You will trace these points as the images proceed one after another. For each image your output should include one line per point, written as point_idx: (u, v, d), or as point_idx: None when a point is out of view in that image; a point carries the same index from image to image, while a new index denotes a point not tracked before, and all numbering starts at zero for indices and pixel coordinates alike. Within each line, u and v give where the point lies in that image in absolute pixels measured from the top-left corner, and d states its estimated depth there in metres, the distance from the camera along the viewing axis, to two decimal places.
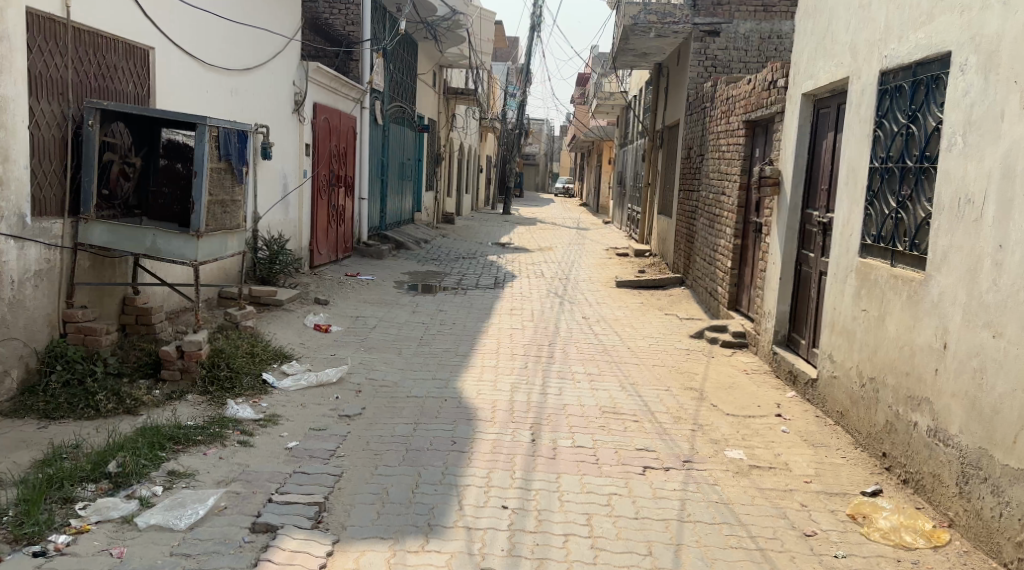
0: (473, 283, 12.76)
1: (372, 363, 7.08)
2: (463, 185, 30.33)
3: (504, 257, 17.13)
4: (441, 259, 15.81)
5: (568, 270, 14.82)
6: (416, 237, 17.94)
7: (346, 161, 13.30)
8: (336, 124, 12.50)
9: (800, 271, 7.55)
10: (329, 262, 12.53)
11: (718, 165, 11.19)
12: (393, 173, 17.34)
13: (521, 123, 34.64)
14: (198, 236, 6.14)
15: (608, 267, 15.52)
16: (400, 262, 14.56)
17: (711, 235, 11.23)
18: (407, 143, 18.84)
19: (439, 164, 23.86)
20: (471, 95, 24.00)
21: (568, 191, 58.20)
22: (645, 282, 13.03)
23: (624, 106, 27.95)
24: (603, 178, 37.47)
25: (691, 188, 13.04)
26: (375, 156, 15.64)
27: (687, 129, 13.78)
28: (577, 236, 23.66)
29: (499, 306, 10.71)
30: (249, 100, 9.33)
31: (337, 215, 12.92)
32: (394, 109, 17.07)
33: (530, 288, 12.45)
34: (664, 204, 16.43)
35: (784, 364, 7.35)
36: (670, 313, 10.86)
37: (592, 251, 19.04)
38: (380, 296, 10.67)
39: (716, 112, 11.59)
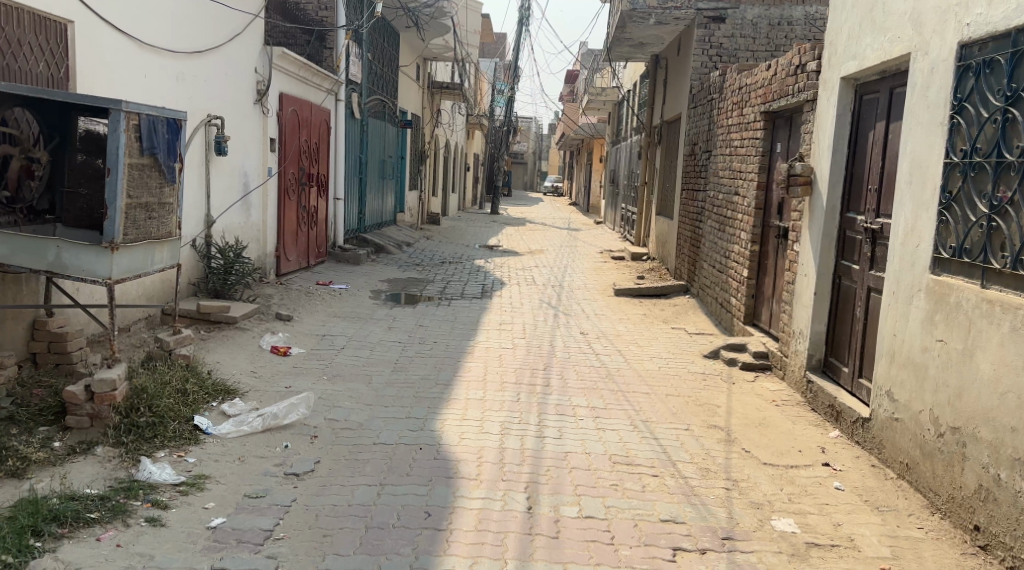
0: (458, 292, 11.61)
1: (336, 397, 5.94)
2: (449, 184, 29.12)
3: (492, 261, 15.98)
4: (424, 264, 14.64)
5: (561, 277, 13.66)
6: (398, 239, 16.76)
7: (318, 158, 12.11)
8: (305, 116, 11.31)
9: (840, 285, 6.44)
10: (299, 269, 11.33)
11: (729, 163, 10.08)
12: (372, 172, 16.16)
13: (509, 120, 33.45)
14: (112, 248, 4.98)
15: (605, 272, 14.38)
16: (379, 268, 13.38)
17: (722, 240, 10.12)
18: (389, 140, 17.66)
19: (423, 162, 22.66)
20: (456, 89, 22.82)
21: (557, 189, 57.08)
22: (647, 290, 11.90)
23: (617, 101, 26.80)
24: (594, 177, 36.33)
25: (696, 188, 11.95)
26: (352, 154, 14.46)
27: (690, 125, 12.69)
28: (569, 237, 22.54)
29: (488, 319, 9.57)
30: (201, 87, 8.14)
31: (308, 218, 11.73)
32: (374, 102, 15.90)
33: (521, 298, 11.30)
34: (663, 205, 15.32)
35: (824, 396, 6.24)
36: (677, 326, 9.75)
37: (586, 254, 17.89)
38: (353, 308, 9.51)
39: (726, 104, 10.47)
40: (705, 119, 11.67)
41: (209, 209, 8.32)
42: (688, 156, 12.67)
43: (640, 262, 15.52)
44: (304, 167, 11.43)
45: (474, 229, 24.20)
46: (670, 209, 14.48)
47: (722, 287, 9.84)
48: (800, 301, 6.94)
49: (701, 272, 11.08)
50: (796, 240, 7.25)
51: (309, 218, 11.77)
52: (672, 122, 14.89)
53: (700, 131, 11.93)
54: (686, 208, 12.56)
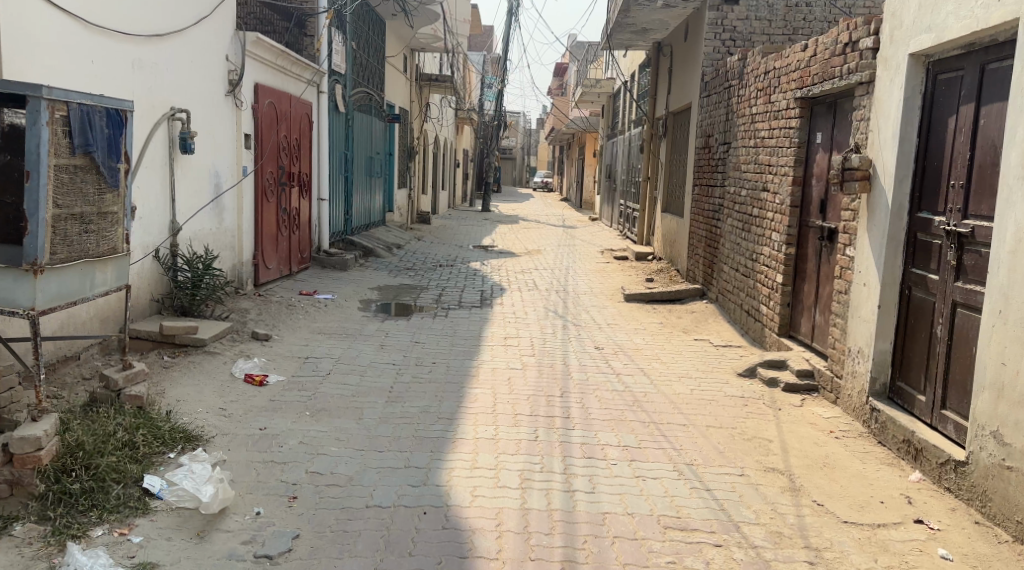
0: (456, 301, 10.66)
1: (323, 440, 4.98)
2: (439, 181, 28.11)
3: (487, 263, 15.03)
4: (417, 268, 13.67)
5: (564, 281, 12.72)
6: (388, 242, 15.78)
7: (299, 156, 11.13)
8: (285, 110, 10.33)
9: (911, 297, 5.52)
10: (280, 278, 10.34)
11: (753, 157, 9.15)
12: (359, 170, 15.17)
13: (500, 115, 32.47)
14: (36, 271, 4.03)
15: (609, 274, 13.45)
16: (369, 274, 12.40)
17: (746, 242, 9.19)
18: (376, 136, 16.67)
19: (412, 159, 21.67)
20: (446, 82, 21.85)
21: (546, 186, 56.19)
22: (661, 295, 10.97)
23: (612, 94, 25.85)
24: (588, 172, 35.40)
25: (712, 183, 11.02)
26: (337, 151, 13.47)
27: (701, 115, 11.77)
28: (565, 235, 21.63)
29: (490, 332, 8.62)
30: (164, 76, 7.15)
31: (289, 222, 10.74)
32: (360, 96, 14.92)
33: (524, 306, 10.36)
34: (671, 202, 14.40)
35: (897, 429, 5.32)
36: (700, 337, 8.83)
37: (587, 254, 16.94)
38: (342, 322, 8.55)
39: (749, 91, 9.53)
40: (722, 108, 10.73)
41: (175, 214, 7.35)
42: (701, 149, 11.74)
43: (646, 263, 14.59)
44: (284, 167, 10.44)
45: (466, 229, 23.22)
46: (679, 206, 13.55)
47: (748, 293, 8.92)
48: (858, 314, 6.02)
49: (720, 276, 10.17)
50: (849, 243, 6.33)
51: (290, 222, 10.77)
52: (681, 113, 13.95)
53: (715, 123, 11.00)
54: (699, 205, 11.65)
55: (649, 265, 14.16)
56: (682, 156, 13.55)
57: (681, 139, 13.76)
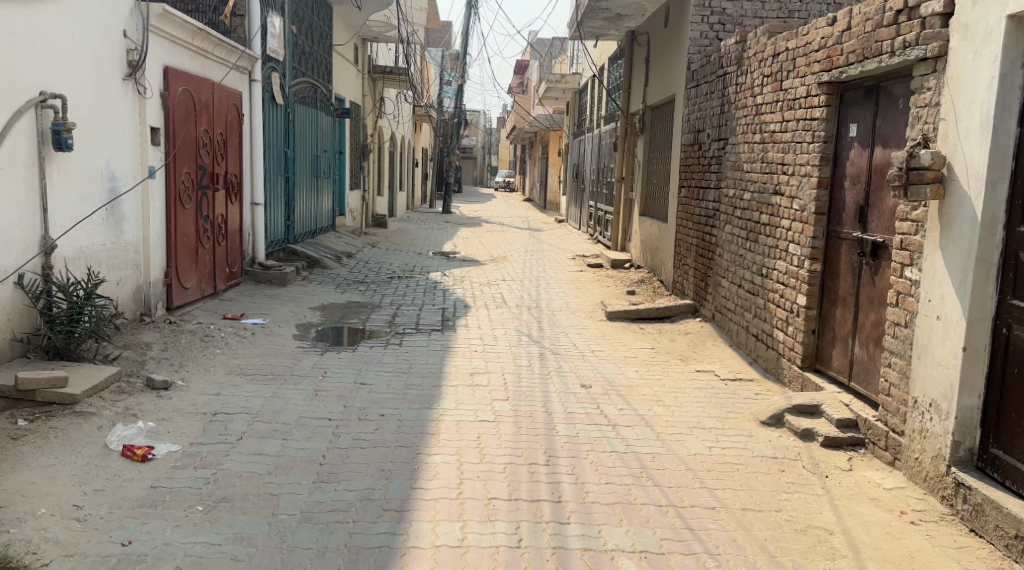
0: (412, 323, 9.17)
1: (214, 560, 3.72)
2: (397, 182, 26.59)
3: (448, 273, 13.55)
4: (368, 281, 12.16)
5: (535, 297, 11.31)
6: (337, 250, 14.26)
7: (224, 154, 9.69)
8: (201, 100, 8.88)
9: (1013, 340, 4.15)
10: (199, 297, 8.97)
11: (757, 156, 7.83)
12: (301, 171, 13.73)
13: (459, 112, 30.97)
14: None
15: (585, 288, 12.05)
16: (313, 291, 10.85)
17: (749, 253, 7.85)
18: (323, 133, 15.21)
19: (366, 158, 20.15)
20: (401, 75, 20.31)
21: (509, 185, 54.79)
22: (648, 313, 9.60)
23: (578, 90, 24.50)
24: (552, 172, 34.01)
25: (701, 185, 9.68)
26: (274, 149, 12.05)
27: (688, 107, 10.42)
28: (532, 239, 20.21)
29: (452, 366, 7.16)
30: (30, 52, 5.61)
31: (210, 231, 9.33)
32: (301, 88, 13.58)
33: (492, 329, 8.92)
34: (651, 204, 13.04)
35: (1003, 520, 3.99)
36: (701, 367, 7.45)
37: (557, 262, 15.53)
38: (271, 359, 7.04)
39: (750, 78, 8.19)
40: (713, 99, 9.39)
41: (47, 228, 5.82)
42: (687, 146, 10.40)
43: (624, 273, 13.21)
44: (202, 167, 9.02)
45: (424, 233, 21.71)
46: (661, 209, 12.18)
47: (755, 315, 7.59)
48: (927, 355, 4.63)
49: (717, 291, 8.83)
50: (908, 261, 4.96)
51: (211, 232, 9.37)
52: (662, 106, 12.57)
53: (705, 116, 9.65)
54: (686, 209, 10.31)
55: (628, 276, 12.78)
56: (665, 154, 12.18)
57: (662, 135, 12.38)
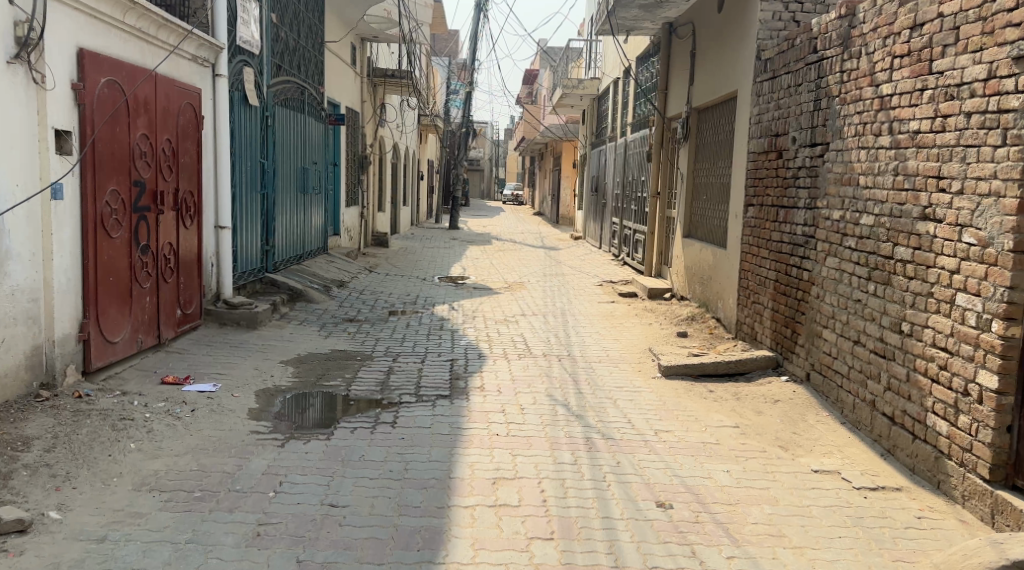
0: (412, 383, 7.06)
1: None
2: (399, 195, 24.50)
3: (456, 305, 11.45)
4: (361, 319, 10.06)
5: (565, 340, 9.17)
6: (327, 277, 12.13)
7: (172, 165, 7.63)
8: (137, 96, 6.81)
9: None
10: (134, 353, 6.91)
11: (885, 166, 5.70)
12: (284, 185, 11.63)
13: (466, 120, 28.88)
14: None
15: (623, 328, 9.94)
16: (289, 336, 8.72)
17: (877, 301, 5.72)
18: (311, 141, 13.12)
19: (365, 170, 18.06)
20: (404, 78, 18.28)
21: (517, 198, 52.76)
22: (716, 370, 7.42)
23: (597, 96, 22.40)
24: (566, 185, 31.95)
25: (783, 203, 7.53)
26: (248, 160, 9.97)
27: (759, 105, 8.28)
28: (550, 261, 18.13)
29: (465, 465, 5.04)
30: None
31: (154, 264, 7.25)
32: (283, 87, 11.50)
33: (516, 393, 6.77)
34: (700, 225, 10.85)
35: None
36: (813, 463, 5.33)
37: (581, 289, 13.37)
38: (208, 459, 4.94)
39: (869, 61, 6.06)
40: (801, 94, 7.26)
41: None
42: (757, 156, 8.27)
43: (666, 306, 11.04)
44: (141, 182, 6.95)
45: (429, 253, 19.58)
46: (716, 232, 10.02)
47: (891, 388, 5.46)
48: None
49: (815, 345, 6.69)
50: None
51: (156, 265, 7.29)
52: (716, 107, 10.43)
53: (788, 115, 7.52)
54: (757, 234, 8.15)
55: (672, 312, 10.62)
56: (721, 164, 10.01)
57: (715, 142, 10.26)
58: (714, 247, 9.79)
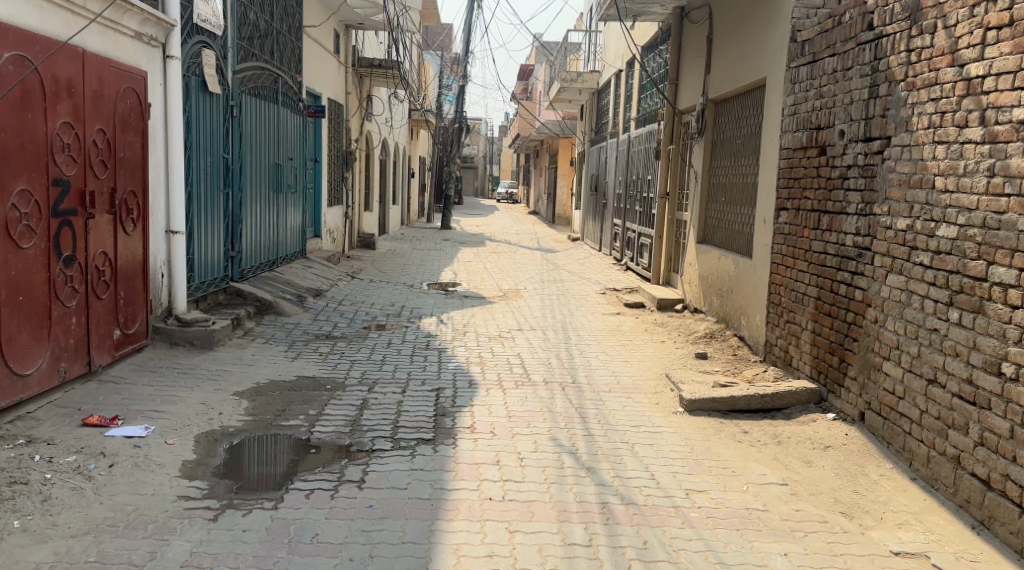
0: (390, 420, 5.96)
1: None
2: (388, 194, 23.38)
3: (444, 318, 10.32)
4: (336, 334, 8.94)
5: (568, 361, 8.04)
6: (302, 285, 10.96)
7: (107, 160, 6.52)
8: (53, 74, 5.69)
9: None
10: (54, 386, 5.81)
11: (977, 166, 4.63)
12: (254, 183, 10.47)
13: (459, 116, 27.74)
14: None
15: (631, 346, 8.83)
16: (250, 358, 7.57)
17: (964, 334, 4.61)
18: (287, 135, 11.96)
19: (350, 167, 16.89)
20: (392, 70, 17.15)
21: (511, 197, 51.72)
22: (748, 405, 6.29)
23: (597, 90, 21.27)
24: (562, 183, 30.87)
25: (828, 208, 6.41)
26: (209, 155, 8.82)
27: (793, 95, 7.17)
28: (547, 264, 17.03)
29: (449, 549, 3.94)
30: None
31: (82, 277, 6.13)
32: (253, 75, 10.35)
33: (512, 435, 5.63)
34: (716, 230, 9.71)
35: None
36: (886, 542, 4.25)
37: (582, 298, 12.27)
38: (114, 544, 3.83)
39: (948, 36, 4.95)
40: (850, 80, 6.15)
41: None
42: (792, 153, 7.15)
43: (679, 320, 9.90)
44: (64, 180, 5.85)
45: (418, 255, 18.41)
46: (737, 239, 8.89)
47: (985, 445, 4.38)
48: None
49: (873, 380, 5.56)
50: None
51: (86, 277, 6.16)
52: (736, 98, 9.32)
53: (833, 103, 6.40)
54: (793, 244, 7.02)
55: (686, 328, 9.48)
56: (743, 163, 8.89)
57: (736, 137, 9.15)
58: (735, 256, 8.65)
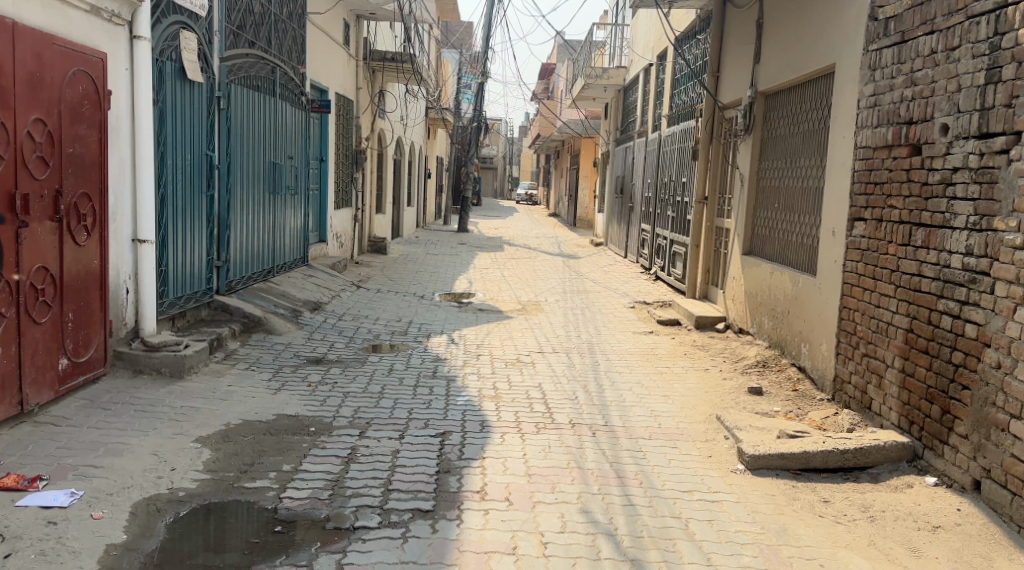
0: (389, 477, 4.88)
1: None
2: (403, 196, 22.30)
3: (457, 337, 9.18)
4: (332, 358, 7.82)
5: (597, 395, 6.89)
6: (299, 298, 9.85)
7: (46, 159, 5.46)
8: None
9: None
10: None
11: None
12: (247, 184, 9.36)
13: (478, 114, 26.63)
14: None
15: (669, 374, 7.67)
16: (225, 390, 6.46)
17: None
18: (287, 131, 10.85)
19: (360, 166, 15.78)
20: (406, 63, 16.05)
21: (531, 198, 50.59)
22: (825, 464, 5.12)
23: (624, 87, 20.06)
24: (585, 184, 29.68)
25: (924, 219, 5.25)
26: (189, 153, 7.73)
27: (874, 82, 5.97)
28: (570, 272, 15.87)
29: None
30: None
31: (11, 298, 5.19)
32: (247, 64, 9.24)
33: (532, 504, 4.49)
34: (768, 241, 8.51)
35: None
36: None
37: (609, 313, 11.09)
38: None
39: None
40: (957, 61, 4.95)
41: None
42: (873, 153, 5.96)
43: (723, 343, 8.70)
44: None
45: (432, 261, 17.28)
46: (796, 252, 7.68)
47: None
48: None
49: (993, 441, 4.40)
50: None
51: (15, 299, 5.22)
52: (792, 90, 8.12)
53: (931, 92, 5.21)
54: (874, 263, 5.82)
55: (732, 353, 8.29)
56: (802, 165, 7.68)
57: (795, 133, 7.93)
58: (794, 271, 7.45)
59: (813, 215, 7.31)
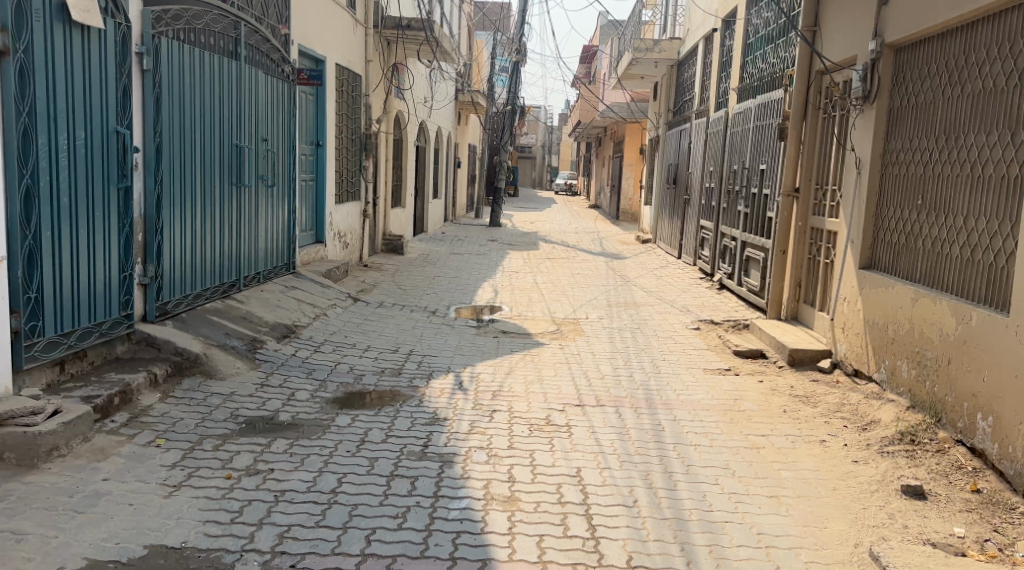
0: None
1: None
2: (427, 187, 20.01)
3: (466, 378, 6.83)
4: (286, 417, 5.51)
5: (667, 497, 4.52)
6: (265, 321, 7.48)
7: None
8: None
9: None
10: None
11: None
12: (203, 172, 7.10)
13: (512, 96, 24.22)
14: None
15: (772, 455, 5.25)
16: (93, 490, 4.18)
17: None
18: (265, 105, 8.55)
19: (370, 153, 13.47)
20: (425, 31, 13.71)
21: (570, 187, 48.13)
22: None
23: (677, 62, 17.51)
24: (628, 173, 27.14)
25: None
26: (87, 130, 5.43)
27: None
28: (614, 277, 13.46)
29: None
30: None
31: None
32: (197, 13, 6.90)
33: None
34: (913, 250, 6.07)
35: None
36: None
37: (668, 338, 8.68)
38: None
39: None
40: None
41: None
42: None
43: (852, 405, 6.19)
44: None
45: (456, 262, 14.96)
46: (975, 272, 5.31)
47: None
48: None
49: None
50: None
51: None
52: (964, 34, 5.66)
53: None
54: None
55: (870, 423, 5.81)
56: (995, 139, 5.25)
57: (977, 99, 5.45)
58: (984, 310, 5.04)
59: (1022, 215, 4.89)
